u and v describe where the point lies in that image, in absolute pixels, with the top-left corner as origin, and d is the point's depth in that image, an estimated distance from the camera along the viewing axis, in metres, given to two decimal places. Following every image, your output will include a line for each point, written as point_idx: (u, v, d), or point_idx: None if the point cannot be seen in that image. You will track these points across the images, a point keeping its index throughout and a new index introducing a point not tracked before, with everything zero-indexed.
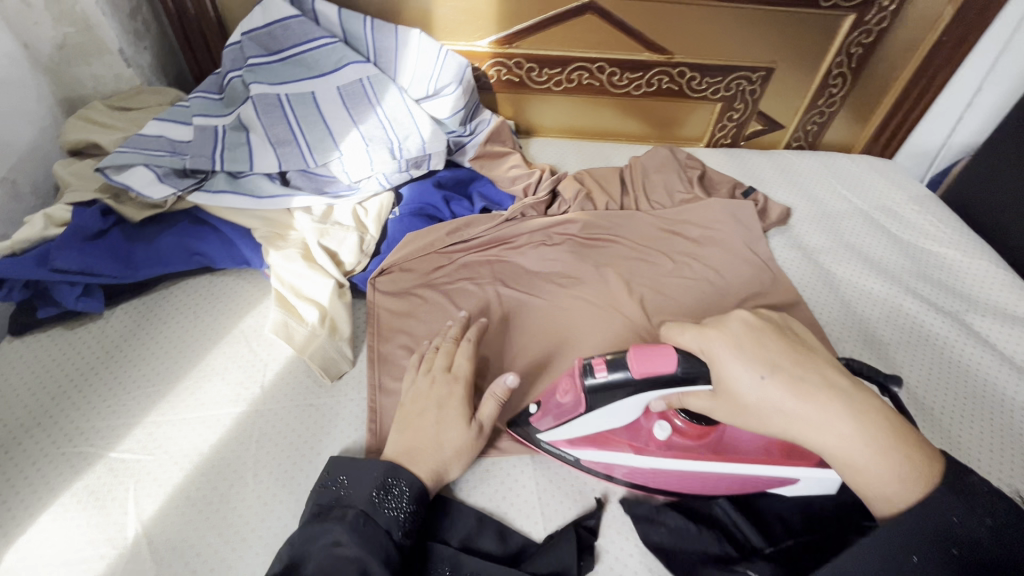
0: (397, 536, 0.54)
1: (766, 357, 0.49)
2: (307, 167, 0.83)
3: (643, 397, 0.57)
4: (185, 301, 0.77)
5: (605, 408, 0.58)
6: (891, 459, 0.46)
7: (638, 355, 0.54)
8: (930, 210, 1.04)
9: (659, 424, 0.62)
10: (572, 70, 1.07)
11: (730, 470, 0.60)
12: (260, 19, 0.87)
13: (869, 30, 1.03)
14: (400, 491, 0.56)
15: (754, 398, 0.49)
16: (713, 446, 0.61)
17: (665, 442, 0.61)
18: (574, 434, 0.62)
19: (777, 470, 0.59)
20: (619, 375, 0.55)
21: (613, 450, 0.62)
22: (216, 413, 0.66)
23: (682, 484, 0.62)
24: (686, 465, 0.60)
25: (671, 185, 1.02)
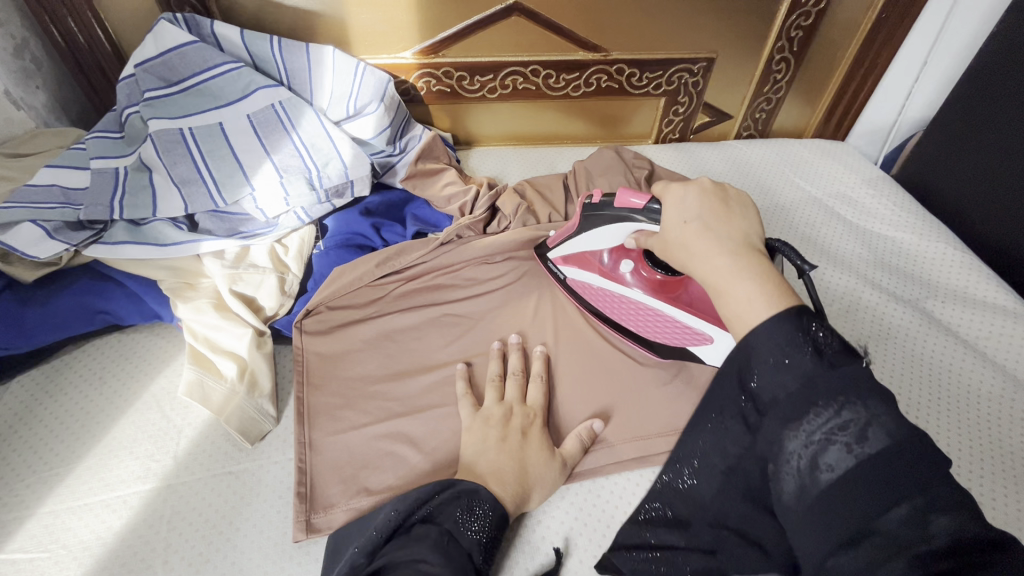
0: (477, 561, 0.51)
1: (695, 207, 0.53)
2: (215, 207, 0.77)
3: (620, 228, 0.66)
4: (91, 365, 0.70)
5: (590, 235, 0.70)
6: (763, 297, 0.46)
7: (624, 189, 0.63)
8: (885, 193, 1.01)
9: (631, 261, 0.71)
10: (505, 75, 1.02)
11: (672, 314, 0.68)
12: (153, 50, 0.81)
13: (808, 11, 0.99)
14: (481, 513, 0.53)
15: (676, 236, 0.54)
16: (672, 296, 0.69)
17: (629, 277, 0.72)
18: (566, 251, 0.75)
19: (703, 322, 0.66)
20: (605, 207, 0.66)
21: (590, 270, 0.74)
22: (122, 493, 0.59)
23: (631, 317, 0.73)
24: (637, 295, 0.71)
25: (618, 188, 0.97)
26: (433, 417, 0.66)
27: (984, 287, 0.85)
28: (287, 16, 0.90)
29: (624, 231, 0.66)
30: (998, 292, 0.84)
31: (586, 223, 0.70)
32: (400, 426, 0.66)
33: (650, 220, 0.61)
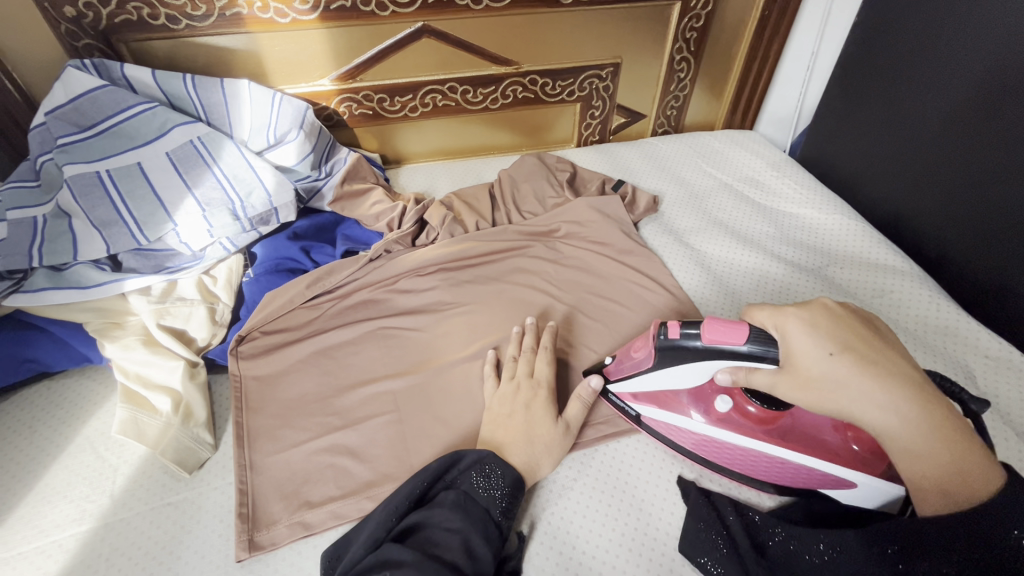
0: (496, 517, 0.57)
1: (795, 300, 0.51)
2: (138, 246, 0.78)
3: (709, 365, 0.57)
4: (19, 416, 0.70)
5: (673, 370, 0.61)
6: (960, 458, 0.44)
7: (710, 324, 0.55)
8: (788, 174, 1.10)
9: (727, 397, 0.63)
10: (424, 94, 1.06)
11: (794, 459, 0.59)
12: (62, 96, 0.81)
13: (698, 14, 1.06)
14: (494, 476, 0.59)
15: (821, 368, 0.49)
16: (776, 430, 0.61)
17: (726, 416, 0.63)
18: (638, 388, 0.66)
19: (840, 467, 0.58)
20: (690, 341, 0.57)
21: (674, 412, 0.65)
22: (58, 538, 0.59)
23: (745, 465, 0.63)
24: (744, 441, 0.61)
25: (542, 192, 1.03)
26: (372, 426, 0.68)
27: (875, 250, 0.93)
28: (200, 54, 0.92)
29: (709, 367, 0.58)
30: (887, 254, 0.92)
31: (665, 357, 0.60)
32: (339, 439, 0.68)
33: (759, 357, 0.53)
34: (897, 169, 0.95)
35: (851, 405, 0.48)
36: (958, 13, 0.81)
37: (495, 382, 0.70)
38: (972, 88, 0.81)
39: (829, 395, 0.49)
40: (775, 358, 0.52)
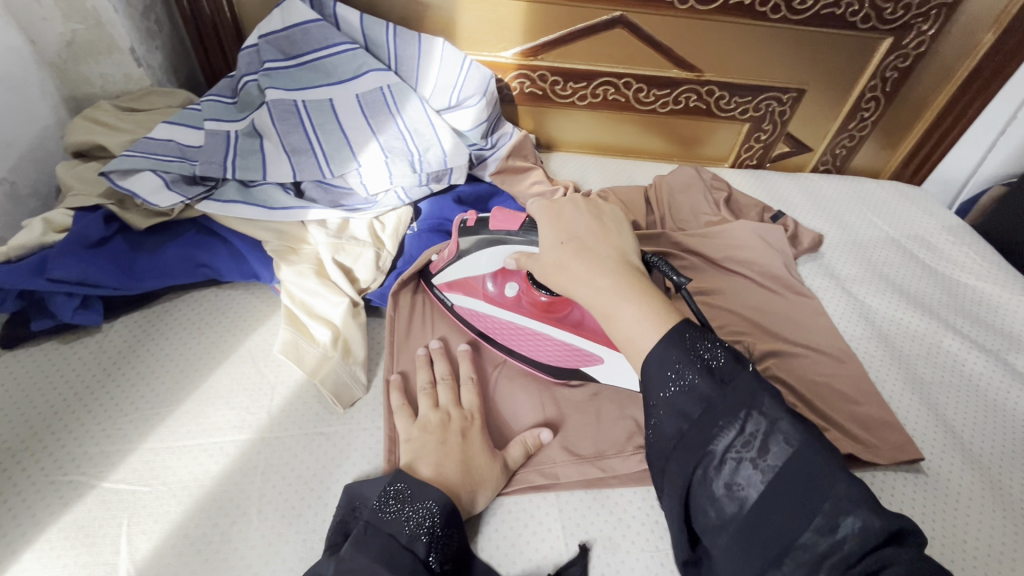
0: (409, 540, 0.50)
1: (571, 228, 0.59)
2: (322, 178, 0.80)
3: (501, 254, 0.68)
4: (189, 316, 0.73)
5: (471, 260, 0.70)
6: (571, 247, 0.57)
7: (496, 213, 0.66)
8: (965, 241, 1.01)
9: (517, 284, 0.72)
10: (598, 85, 1.04)
11: (559, 336, 0.70)
12: (279, 22, 0.84)
13: (906, 54, 0.99)
14: (402, 493, 0.53)
15: (552, 259, 0.58)
16: (556, 317, 0.71)
17: (515, 300, 0.72)
18: (451, 276, 0.72)
19: (598, 344, 0.68)
20: (481, 227, 0.68)
21: (472, 296, 0.72)
22: (219, 440, 0.61)
23: (518, 343, 0.71)
24: (522, 320, 0.71)
25: (698, 207, 0.98)
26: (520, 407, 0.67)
27: None
28: (399, 7, 0.94)
29: (500, 255, 0.68)
30: None
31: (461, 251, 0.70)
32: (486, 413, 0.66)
33: (528, 242, 0.65)
34: None
35: (565, 281, 0.56)
36: None
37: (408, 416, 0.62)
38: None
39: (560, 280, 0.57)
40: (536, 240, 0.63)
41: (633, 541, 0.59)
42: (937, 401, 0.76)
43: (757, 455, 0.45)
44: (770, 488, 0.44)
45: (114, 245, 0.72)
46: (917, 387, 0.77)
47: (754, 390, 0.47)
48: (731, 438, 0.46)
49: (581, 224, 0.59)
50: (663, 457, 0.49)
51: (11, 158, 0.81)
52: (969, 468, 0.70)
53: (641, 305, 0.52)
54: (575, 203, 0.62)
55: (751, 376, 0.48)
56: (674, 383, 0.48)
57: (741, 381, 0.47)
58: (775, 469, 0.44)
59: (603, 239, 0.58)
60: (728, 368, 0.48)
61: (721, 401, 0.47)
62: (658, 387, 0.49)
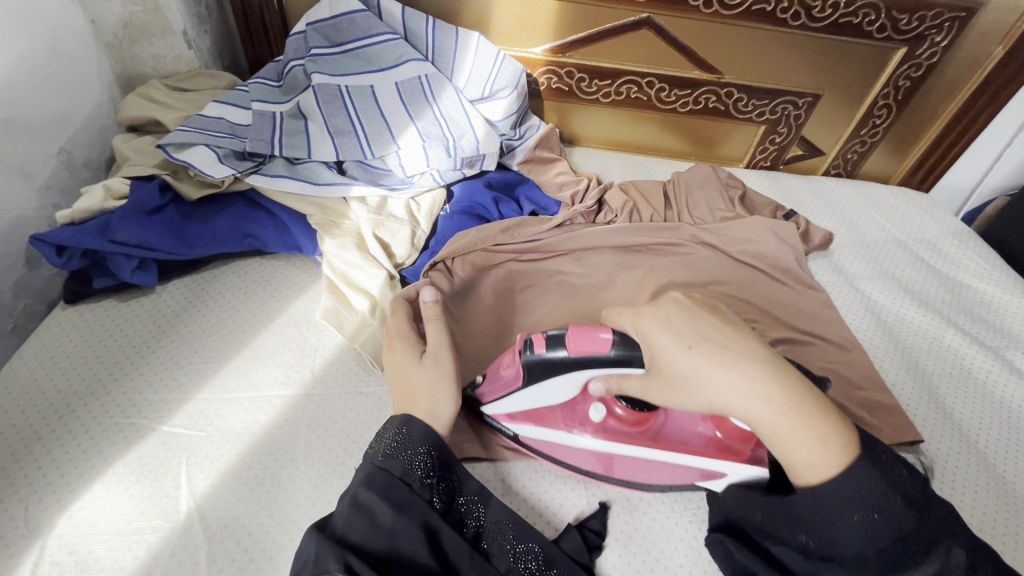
0: (409, 480, 0.53)
1: (690, 329, 0.52)
2: (363, 159, 0.85)
3: (581, 376, 0.59)
4: (234, 282, 0.77)
5: (541, 386, 0.61)
6: (727, 366, 0.49)
7: (575, 333, 0.57)
8: (969, 245, 1.05)
9: (597, 405, 0.63)
10: (622, 83, 1.08)
11: (656, 457, 0.61)
12: (326, 11, 0.89)
13: (919, 64, 1.04)
14: (398, 435, 0.54)
15: (683, 367, 0.50)
16: (645, 429, 0.62)
17: (598, 425, 0.63)
18: (515, 407, 0.63)
19: (711, 459, 0.59)
20: (555, 349, 0.58)
21: (548, 429, 0.63)
22: (266, 394, 0.65)
23: (608, 466, 0.63)
24: (615, 446, 0.62)
25: (714, 202, 1.02)
26: None
27: None
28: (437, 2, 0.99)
29: (582, 378, 0.59)
30: None
31: (531, 376, 0.60)
32: None
33: (621, 364, 0.56)
34: None
35: (713, 395, 0.49)
36: None
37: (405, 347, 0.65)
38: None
39: (700, 390, 0.50)
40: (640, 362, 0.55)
41: (651, 503, 0.63)
42: (938, 392, 0.81)
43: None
44: None
45: (168, 213, 0.77)
46: (920, 378, 0.82)
47: (950, 521, 0.48)
48: (926, 568, 0.45)
49: (690, 316, 0.53)
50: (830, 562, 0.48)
51: (70, 129, 0.86)
52: (968, 455, 0.74)
53: (823, 441, 0.48)
54: (678, 298, 0.55)
55: (944, 509, 0.49)
56: (857, 523, 0.47)
57: (936, 517, 0.48)
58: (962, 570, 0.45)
59: (731, 332, 0.52)
60: (918, 494, 0.48)
61: (916, 535, 0.47)
62: (839, 500, 0.47)
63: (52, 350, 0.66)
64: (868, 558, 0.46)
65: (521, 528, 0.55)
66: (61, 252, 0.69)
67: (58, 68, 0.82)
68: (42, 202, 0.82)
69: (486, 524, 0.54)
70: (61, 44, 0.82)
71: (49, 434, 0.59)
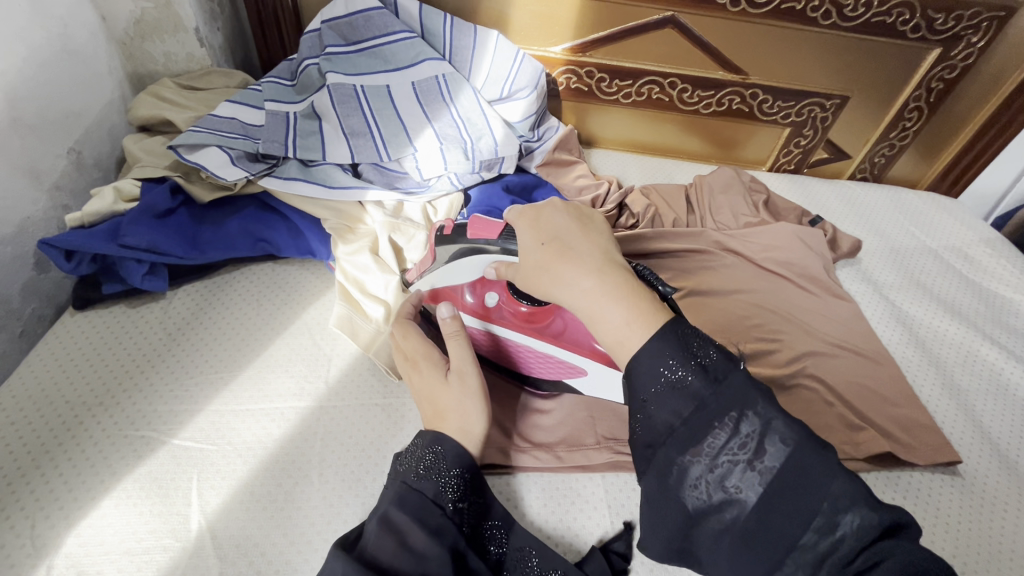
0: (439, 502, 0.50)
1: (549, 230, 0.56)
2: (379, 161, 0.82)
3: (480, 261, 0.63)
4: (247, 288, 0.75)
5: (455, 266, 0.64)
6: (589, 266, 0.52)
7: (475, 219, 0.62)
8: (1002, 253, 1.01)
9: (495, 292, 0.65)
10: (643, 83, 1.05)
11: (542, 349, 0.63)
12: (342, 8, 0.87)
13: (954, 65, 1.00)
14: (433, 454, 0.52)
15: (536, 260, 0.54)
16: (541, 327, 0.64)
17: (493, 310, 0.65)
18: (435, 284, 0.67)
19: (583, 357, 0.63)
20: (458, 237, 0.63)
21: (450, 306, 0.66)
22: (279, 405, 0.63)
23: (497, 350, 0.66)
24: (502, 331, 0.64)
25: (737, 208, 0.99)
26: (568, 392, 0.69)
27: None
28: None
29: (479, 262, 0.63)
30: None
31: (438, 260, 0.66)
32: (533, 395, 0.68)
33: (507, 251, 0.60)
34: None
35: (556, 290, 0.53)
36: None
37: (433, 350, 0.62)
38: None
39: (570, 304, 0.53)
40: (515, 249, 0.58)
41: None
42: (974, 409, 0.77)
43: (753, 457, 0.44)
44: (767, 495, 0.43)
45: (179, 216, 0.75)
46: (955, 395, 0.78)
47: (747, 390, 0.46)
48: (721, 437, 0.45)
49: (560, 225, 0.56)
50: (651, 450, 0.48)
51: (79, 129, 0.84)
52: (1007, 475, 0.71)
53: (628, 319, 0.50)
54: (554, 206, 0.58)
55: (743, 377, 0.47)
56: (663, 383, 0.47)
57: (733, 384, 0.46)
58: (773, 471, 0.44)
59: (584, 237, 0.55)
60: (720, 367, 0.47)
61: (715, 401, 0.46)
62: (641, 377, 0.48)
63: (62, 358, 0.64)
64: (682, 433, 0.46)
65: (546, 556, 0.52)
66: (70, 257, 0.67)
67: (68, 66, 0.80)
68: (52, 203, 0.80)
69: (508, 550, 0.52)
70: (71, 42, 0.80)
71: (57, 448, 0.57)
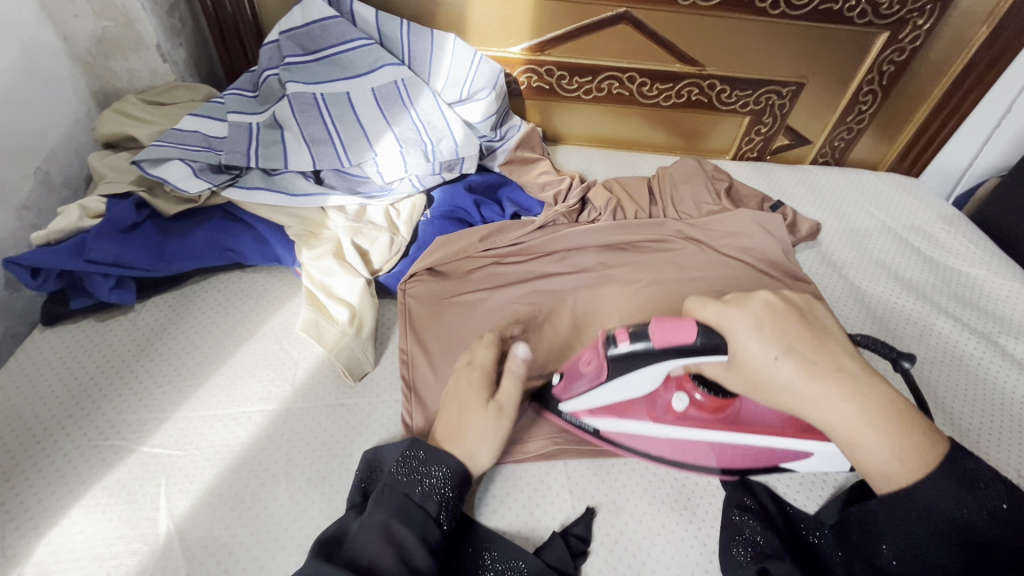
0: (429, 509, 0.53)
1: (782, 337, 0.50)
2: (340, 167, 0.83)
3: (661, 367, 0.54)
4: (215, 298, 0.77)
5: (622, 380, 0.57)
6: (798, 365, 0.49)
7: (661, 324, 0.51)
8: (959, 229, 1.04)
9: (679, 393, 0.60)
10: (603, 79, 1.07)
11: (739, 442, 0.60)
12: (298, 19, 0.88)
13: (903, 48, 1.02)
14: (419, 461, 0.56)
15: (778, 377, 0.49)
16: (725, 419, 0.60)
17: (683, 413, 0.60)
18: (595, 403, 0.62)
19: (792, 442, 0.59)
20: (639, 343, 0.53)
21: (631, 419, 0.62)
22: (246, 410, 0.65)
23: (711, 452, 0.62)
24: (697, 434, 0.60)
25: (700, 196, 1.01)
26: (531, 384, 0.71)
27: None
28: (412, 3, 0.97)
29: (669, 370, 0.54)
30: None
31: (615, 374, 0.56)
32: None
33: (710, 354, 0.51)
34: None
35: (803, 402, 0.50)
36: None
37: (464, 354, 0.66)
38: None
39: (781, 398, 0.51)
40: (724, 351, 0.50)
41: (636, 505, 0.62)
42: (928, 382, 0.79)
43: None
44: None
45: (145, 229, 0.76)
46: (909, 369, 0.80)
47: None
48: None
49: (766, 312, 0.51)
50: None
51: (45, 149, 0.85)
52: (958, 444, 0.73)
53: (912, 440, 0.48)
54: (773, 302, 0.52)
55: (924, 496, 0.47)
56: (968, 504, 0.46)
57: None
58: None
59: (815, 340, 0.51)
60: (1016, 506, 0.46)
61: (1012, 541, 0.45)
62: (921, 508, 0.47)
63: (31, 374, 0.66)
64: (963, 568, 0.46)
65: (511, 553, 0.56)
66: (36, 274, 0.69)
67: (29, 87, 0.81)
68: (20, 223, 0.81)
69: (474, 551, 0.56)
70: (32, 63, 0.82)
71: (26, 460, 0.58)
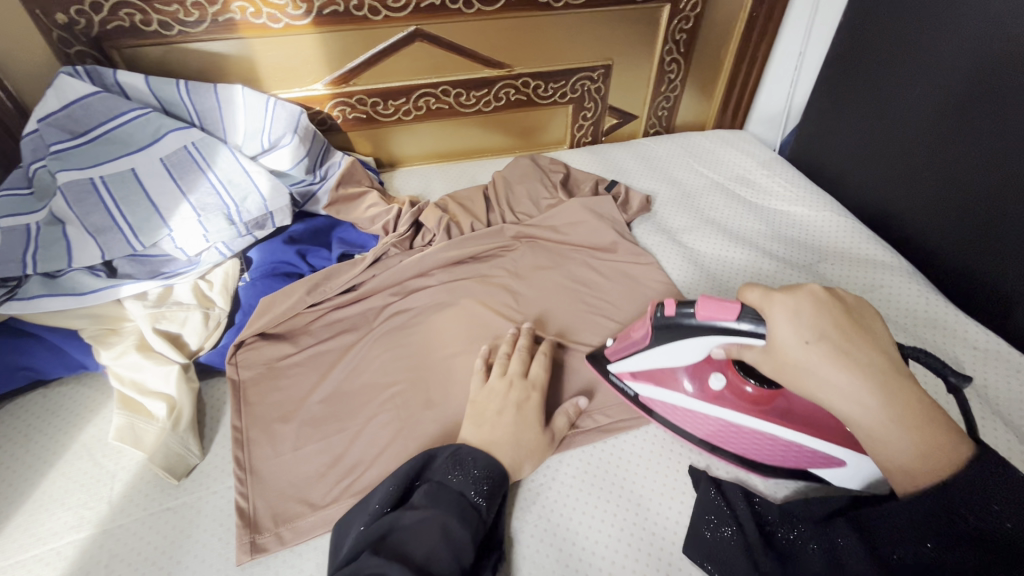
0: (472, 497, 0.55)
1: (818, 324, 0.47)
2: (134, 252, 0.79)
3: (704, 342, 0.58)
4: (12, 426, 0.69)
5: (670, 348, 0.61)
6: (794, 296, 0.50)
7: (705, 301, 0.55)
8: (777, 173, 1.11)
9: (721, 374, 0.62)
10: (418, 97, 1.06)
11: (771, 431, 0.60)
12: (55, 102, 0.81)
13: (687, 16, 1.08)
14: (468, 464, 0.57)
15: (797, 357, 0.48)
16: (770, 409, 0.60)
17: (718, 396, 0.63)
18: (636, 367, 0.67)
19: (832, 446, 0.57)
20: (687, 319, 0.57)
21: (668, 390, 0.66)
22: (56, 545, 0.59)
23: (727, 438, 0.64)
24: (731, 417, 0.62)
25: (536, 193, 1.03)
26: (374, 427, 0.69)
27: (865, 246, 0.94)
28: (193, 60, 0.92)
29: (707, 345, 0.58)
30: (876, 249, 0.93)
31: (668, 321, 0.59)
32: (336, 442, 0.68)
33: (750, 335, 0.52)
34: (889, 179, 0.95)
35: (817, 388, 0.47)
36: (935, 28, 0.83)
37: (483, 378, 0.69)
38: (963, 72, 0.80)
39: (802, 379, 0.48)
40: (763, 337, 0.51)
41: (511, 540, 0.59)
42: None
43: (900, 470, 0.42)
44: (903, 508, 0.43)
45: None
46: None
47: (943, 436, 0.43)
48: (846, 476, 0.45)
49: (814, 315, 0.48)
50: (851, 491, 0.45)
51: None
52: None
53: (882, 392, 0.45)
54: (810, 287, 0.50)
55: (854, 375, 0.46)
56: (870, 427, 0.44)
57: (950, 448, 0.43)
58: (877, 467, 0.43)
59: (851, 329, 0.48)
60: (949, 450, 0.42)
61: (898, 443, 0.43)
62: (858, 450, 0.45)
63: None
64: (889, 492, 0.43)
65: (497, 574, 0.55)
66: None
67: None
68: None
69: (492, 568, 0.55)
70: None
71: None
